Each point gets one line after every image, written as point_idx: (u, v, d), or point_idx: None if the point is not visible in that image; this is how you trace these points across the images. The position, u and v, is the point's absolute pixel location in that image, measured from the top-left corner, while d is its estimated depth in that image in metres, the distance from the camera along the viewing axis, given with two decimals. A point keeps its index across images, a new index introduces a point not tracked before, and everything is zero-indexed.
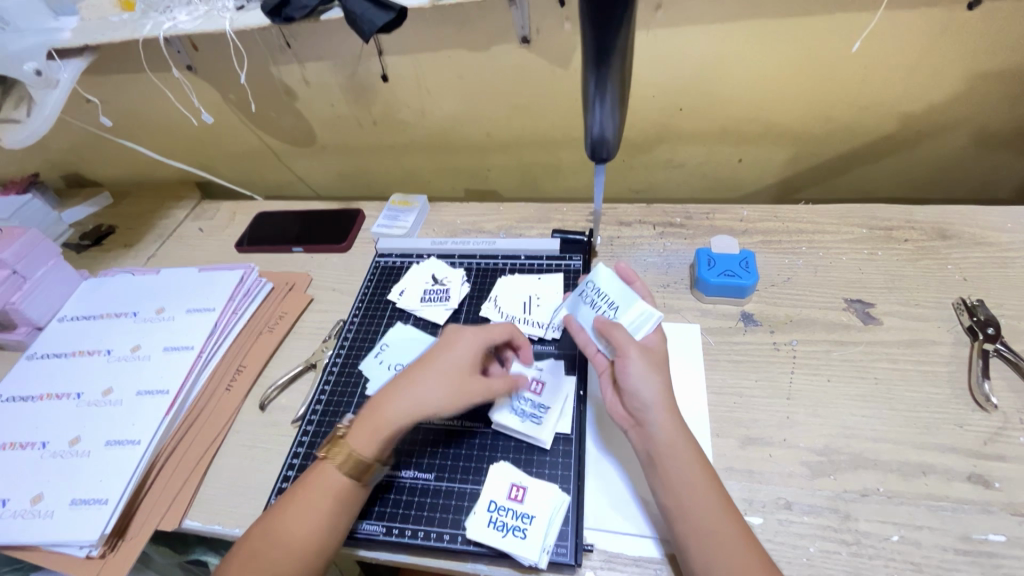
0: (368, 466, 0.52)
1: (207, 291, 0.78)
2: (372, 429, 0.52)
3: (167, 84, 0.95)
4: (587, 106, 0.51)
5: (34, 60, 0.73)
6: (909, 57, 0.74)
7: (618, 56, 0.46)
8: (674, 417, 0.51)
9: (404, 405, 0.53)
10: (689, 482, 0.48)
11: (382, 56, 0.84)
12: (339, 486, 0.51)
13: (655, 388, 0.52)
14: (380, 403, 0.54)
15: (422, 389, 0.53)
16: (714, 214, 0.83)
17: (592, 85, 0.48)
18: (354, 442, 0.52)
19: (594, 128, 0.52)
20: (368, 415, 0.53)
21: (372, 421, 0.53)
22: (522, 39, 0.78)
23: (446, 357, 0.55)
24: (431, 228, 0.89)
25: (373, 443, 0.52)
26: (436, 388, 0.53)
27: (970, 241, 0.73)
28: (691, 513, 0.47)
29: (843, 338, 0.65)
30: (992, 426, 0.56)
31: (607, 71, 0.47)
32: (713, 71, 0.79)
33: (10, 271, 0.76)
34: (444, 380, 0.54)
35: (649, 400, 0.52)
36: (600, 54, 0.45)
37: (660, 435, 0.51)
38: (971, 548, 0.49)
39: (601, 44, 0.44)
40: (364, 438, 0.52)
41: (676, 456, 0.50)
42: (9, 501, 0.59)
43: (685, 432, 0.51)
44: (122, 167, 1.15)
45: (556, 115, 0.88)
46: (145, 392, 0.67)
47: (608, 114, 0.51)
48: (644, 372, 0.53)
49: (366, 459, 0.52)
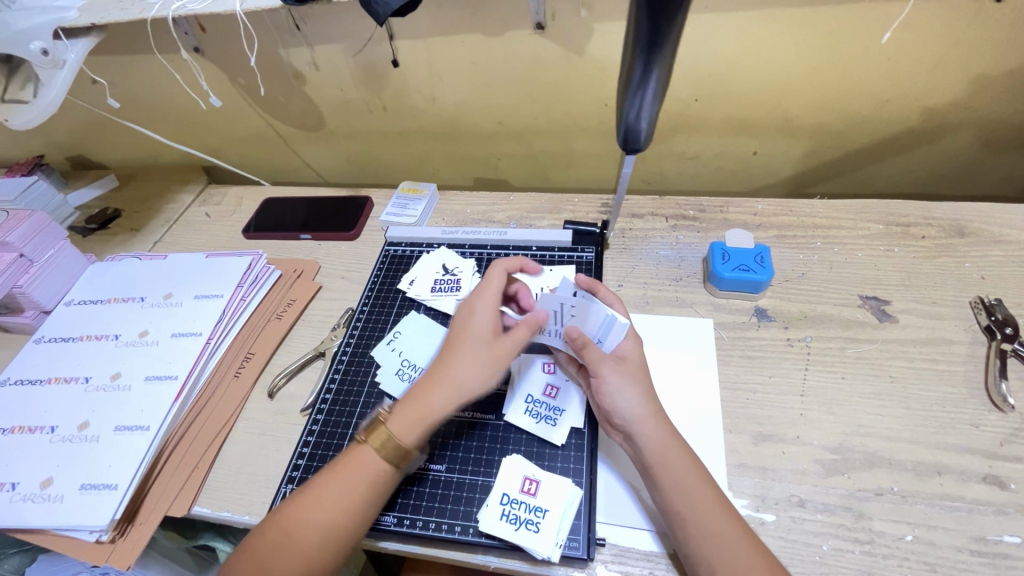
0: (410, 451, 0.52)
1: (215, 277, 0.77)
2: (413, 417, 0.52)
3: (174, 65, 0.93)
4: (627, 92, 0.50)
5: (41, 39, 0.71)
6: (933, 49, 0.72)
7: (670, 38, 0.44)
8: (660, 426, 0.52)
9: (443, 388, 0.53)
10: (685, 486, 0.48)
11: (394, 41, 0.82)
12: (376, 469, 0.51)
13: (634, 400, 0.53)
14: (422, 388, 0.53)
15: (461, 371, 0.54)
16: (728, 207, 0.82)
17: (639, 68, 0.47)
18: (396, 428, 0.52)
19: (631, 115, 0.51)
20: (407, 402, 0.53)
21: (414, 406, 0.52)
22: (537, 25, 0.76)
23: (478, 329, 0.56)
24: (440, 217, 0.88)
25: (414, 427, 0.52)
26: (471, 368, 0.54)
27: (989, 239, 0.72)
28: (688, 518, 0.47)
29: (858, 335, 0.65)
30: (1009, 426, 0.56)
31: (658, 53, 0.45)
32: (730, 61, 0.77)
33: (17, 253, 0.75)
34: (483, 360, 0.54)
35: (629, 411, 0.52)
36: (654, 35, 0.44)
37: (647, 442, 0.51)
38: (985, 550, 0.49)
39: (656, 25, 0.43)
40: (405, 422, 0.52)
41: (668, 462, 0.50)
42: (18, 484, 0.59)
43: (676, 438, 0.51)
44: (127, 149, 1.14)
45: (569, 104, 0.87)
46: (153, 378, 0.66)
47: (649, 101, 0.49)
48: (621, 384, 0.53)
49: (407, 445, 0.51)
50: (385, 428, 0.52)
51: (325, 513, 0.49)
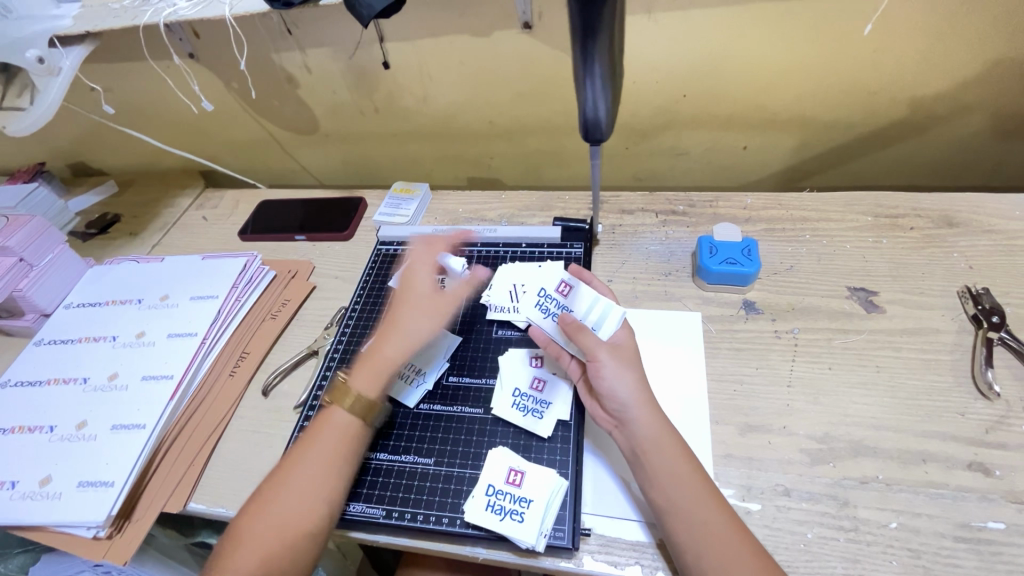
0: (372, 400, 0.57)
1: (211, 279, 0.78)
2: (369, 370, 0.58)
3: (169, 71, 0.95)
4: (578, 85, 0.51)
5: (37, 47, 0.73)
6: (917, 40, 0.72)
7: (603, 29, 0.45)
8: (654, 417, 0.52)
9: (393, 341, 0.60)
10: (678, 477, 0.49)
11: (383, 43, 0.84)
12: (346, 429, 0.55)
13: (630, 387, 0.53)
14: (375, 346, 0.60)
15: (406, 324, 0.61)
16: (718, 202, 0.82)
17: (581, 62, 0.48)
18: (358, 385, 0.57)
19: (587, 106, 0.52)
20: (366, 360, 0.59)
21: (368, 363, 0.59)
22: (524, 24, 0.77)
23: (416, 291, 0.64)
24: (432, 217, 0.89)
25: (375, 378, 0.58)
26: (421, 322, 0.61)
27: (977, 229, 0.72)
28: (679, 505, 0.48)
29: (846, 326, 0.65)
30: (995, 414, 0.56)
31: (593, 45, 0.46)
32: (715, 57, 0.78)
33: (17, 258, 0.77)
34: (425, 313, 0.62)
35: (626, 397, 0.53)
36: (586, 27, 0.44)
37: (642, 432, 0.51)
38: (970, 536, 0.49)
39: (587, 17, 0.44)
40: (366, 375, 0.58)
41: (661, 452, 0.50)
42: (18, 482, 0.60)
43: (669, 430, 0.52)
44: (126, 155, 1.16)
45: (558, 102, 0.87)
46: (149, 377, 0.68)
47: (599, 91, 0.50)
48: (620, 371, 0.53)
49: (370, 398, 0.57)
50: (343, 385, 0.57)
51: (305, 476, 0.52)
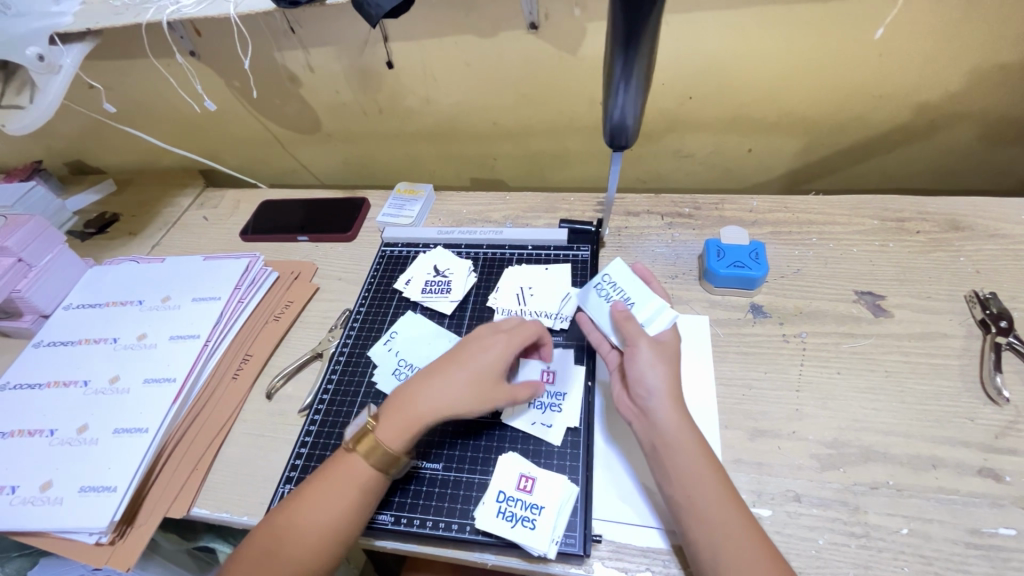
0: (397, 460, 0.52)
1: (213, 280, 0.77)
2: (402, 425, 0.53)
3: (170, 69, 0.94)
4: (609, 91, 0.51)
5: (37, 45, 0.71)
6: (925, 44, 0.72)
7: (647, 36, 0.45)
8: (679, 411, 0.51)
9: (431, 409, 0.53)
10: (698, 476, 0.48)
11: (388, 42, 0.83)
12: (367, 477, 0.52)
13: (661, 380, 0.52)
14: (409, 401, 0.54)
15: (445, 392, 0.53)
16: (724, 205, 0.82)
17: (619, 68, 0.48)
18: (383, 437, 0.52)
19: (616, 112, 0.52)
20: (395, 412, 0.53)
21: (401, 419, 0.53)
22: (531, 25, 0.76)
23: (477, 363, 0.54)
24: (436, 218, 0.88)
25: (402, 436, 0.52)
26: (463, 392, 0.53)
27: (983, 233, 0.72)
28: (698, 503, 0.47)
29: (853, 330, 0.65)
30: (1004, 419, 0.56)
31: (635, 53, 0.46)
32: (723, 60, 0.78)
33: (15, 258, 0.76)
34: (471, 386, 0.53)
35: (656, 388, 0.52)
36: (630, 33, 0.44)
37: (666, 425, 0.50)
38: (981, 542, 0.49)
39: (633, 25, 0.44)
40: (391, 430, 0.53)
41: (681, 448, 0.49)
42: (18, 487, 0.59)
43: (691, 427, 0.51)
44: (124, 153, 1.14)
45: (563, 103, 0.87)
46: (151, 380, 0.67)
47: (630, 98, 0.50)
48: (654, 363, 0.53)
49: (392, 454, 0.52)
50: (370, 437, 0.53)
51: (319, 514, 0.50)
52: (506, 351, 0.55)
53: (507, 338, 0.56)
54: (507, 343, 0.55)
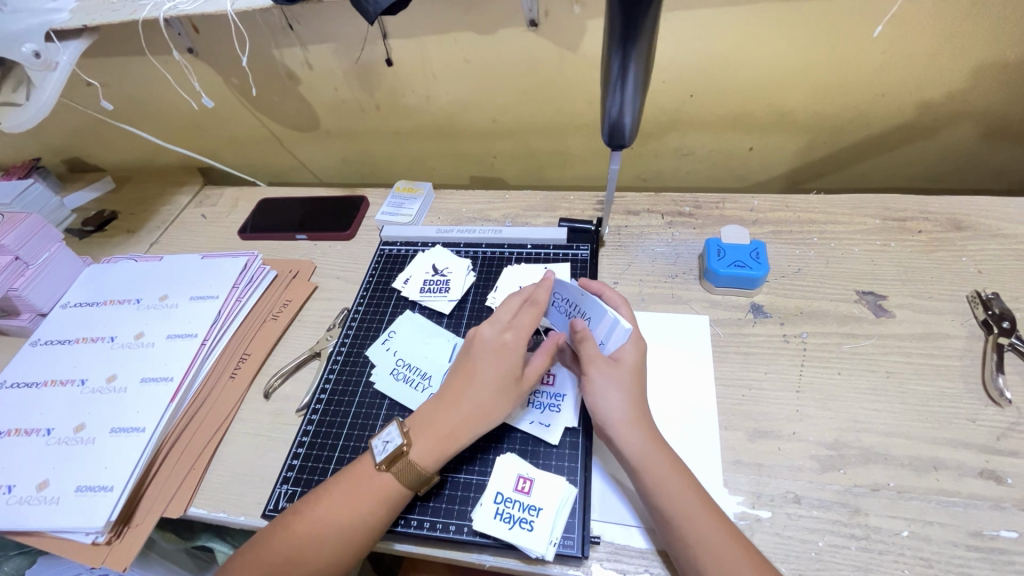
0: (429, 478, 0.52)
1: (211, 278, 0.77)
2: (439, 444, 0.53)
3: (168, 67, 0.93)
4: (608, 89, 0.50)
5: (33, 42, 0.71)
6: (928, 42, 0.72)
7: (645, 35, 0.44)
8: (639, 434, 0.51)
9: (468, 423, 0.53)
10: (668, 497, 0.48)
11: (387, 40, 0.82)
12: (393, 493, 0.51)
13: (618, 406, 0.53)
14: (444, 416, 0.54)
15: (482, 406, 0.54)
16: (724, 204, 0.82)
17: (617, 65, 0.47)
18: (419, 456, 0.52)
19: (613, 111, 0.51)
20: (433, 429, 0.53)
21: (437, 435, 0.53)
22: (530, 22, 0.76)
23: (503, 366, 0.55)
24: (435, 217, 0.88)
25: (439, 456, 0.53)
26: (497, 403, 0.54)
27: (986, 233, 0.71)
28: (671, 521, 0.47)
29: (855, 331, 0.64)
30: (1006, 421, 0.55)
31: (633, 49, 0.45)
32: (724, 57, 0.77)
33: (12, 256, 0.76)
34: (506, 395, 0.54)
35: (611, 416, 0.52)
36: (628, 31, 0.43)
37: (628, 452, 0.51)
38: (982, 544, 0.48)
39: (630, 21, 0.43)
40: (427, 450, 0.52)
41: (648, 470, 0.50)
42: (15, 487, 0.59)
43: (659, 446, 0.51)
44: (122, 151, 1.14)
45: (563, 101, 0.86)
46: (149, 379, 0.66)
47: (629, 96, 0.49)
48: (608, 390, 0.53)
49: (427, 473, 0.52)
50: (406, 456, 0.52)
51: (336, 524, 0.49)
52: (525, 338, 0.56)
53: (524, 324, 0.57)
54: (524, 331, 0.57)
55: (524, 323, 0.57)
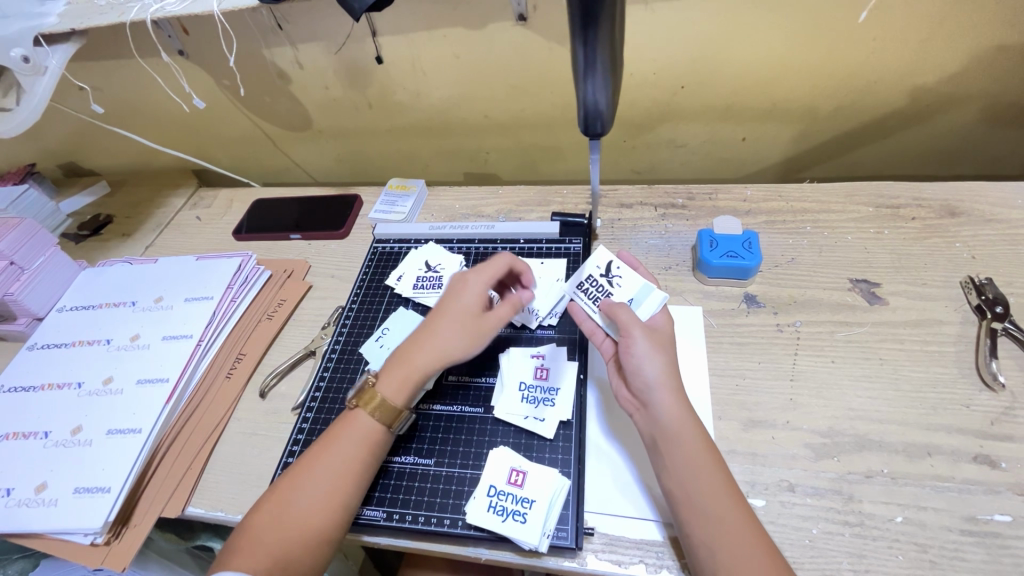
0: (400, 411, 0.54)
1: (205, 280, 0.77)
2: (402, 375, 0.56)
3: (158, 70, 0.93)
4: (578, 76, 0.50)
5: (21, 46, 0.71)
6: (918, 27, 0.71)
7: (605, 20, 0.44)
8: (675, 403, 0.51)
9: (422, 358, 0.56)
10: (694, 467, 0.48)
11: (376, 37, 0.82)
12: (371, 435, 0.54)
13: (658, 370, 0.52)
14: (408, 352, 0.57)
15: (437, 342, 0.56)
16: (717, 194, 0.81)
17: (581, 54, 0.47)
18: (384, 390, 0.55)
19: (588, 97, 0.51)
20: (396, 365, 0.56)
21: (401, 369, 0.56)
22: (519, 16, 0.76)
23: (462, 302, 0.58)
24: (429, 213, 0.88)
25: (403, 387, 0.55)
26: (455, 335, 0.57)
27: (980, 218, 0.71)
28: (694, 496, 0.47)
29: (848, 319, 0.64)
30: (999, 406, 0.55)
31: (594, 37, 0.45)
32: (713, 46, 0.77)
33: (7, 261, 0.76)
34: (464, 328, 0.57)
35: (653, 380, 0.52)
36: (586, 19, 0.43)
37: (663, 417, 0.50)
38: (976, 529, 0.48)
39: (588, 10, 0.43)
40: (390, 385, 0.55)
41: (678, 440, 0.49)
42: (13, 490, 0.60)
43: (691, 418, 0.51)
44: (117, 155, 1.14)
45: (554, 94, 0.86)
46: (144, 381, 0.67)
47: (601, 82, 0.49)
48: (650, 352, 0.53)
49: (397, 405, 0.55)
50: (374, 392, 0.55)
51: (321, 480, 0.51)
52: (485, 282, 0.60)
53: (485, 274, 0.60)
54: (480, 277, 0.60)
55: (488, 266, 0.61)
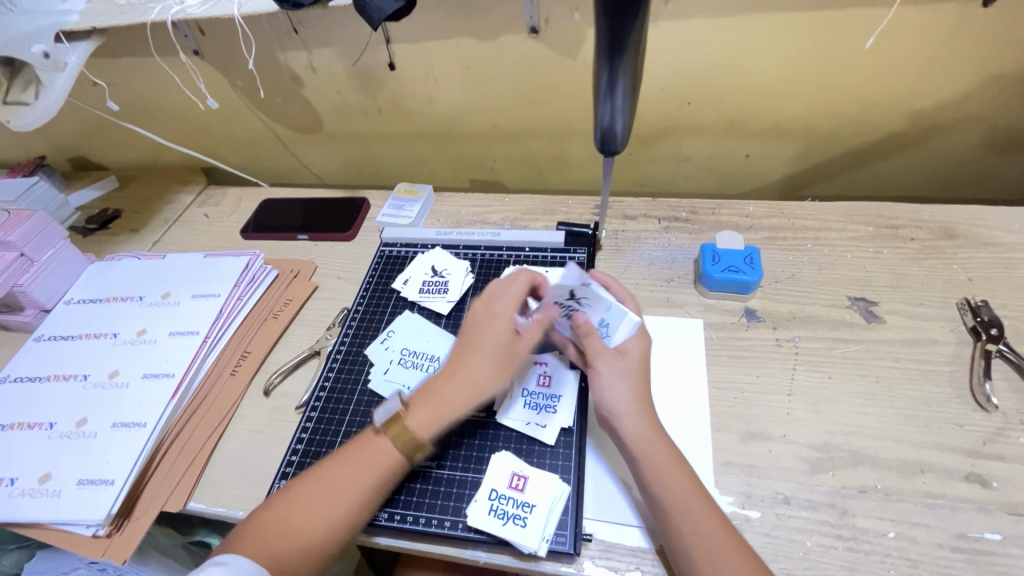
0: (423, 445, 0.54)
1: (213, 277, 0.78)
2: (434, 411, 0.54)
3: (175, 68, 0.95)
4: (598, 99, 0.51)
5: (43, 42, 0.72)
6: (919, 54, 0.73)
7: (630, 47, 0.46)
8: (640, 425, 0.52)
9: (462, 396, 0.55)
10: (664, 484, 0.49)
11: (390, 44, 0.84)
12: (387, 464, 0.53)
13: (624, 395, 0.54)
14: (440, 385, 0.56)
15: (479, 377, 0.55)
16: (720, 209, 0.83)
17: (604, 77, 0.48)
18: (415, 423, 0.54)
19: (604, 118, 0.52)
20: (427, 398, 0.55)
21: (435, 405, 0.55)
22: (531, 29, 0.77)
23: (495, 332, 0.57)
24: (435, 219, 0.89)
25: (434, 423, 0.54)
26: (483, 364, 0.56)
27: (977, 242, 0.72)
28: (668, 511, 0.48)
29: (846, 336, 0.66)
30: (992, 426, 0.56)
31: (620, 62, 0.46)
32: (720, 64, 0.78)
33: (18, 253, 0.77)
34: (491, 358, 0.56)
35: (618, 406, 0.54)
36: (613, 46, 0.45)
37: (629, 440, 0.52)
38: (967, 546, 0.49)
39: (615, 37, 0.44)
40: (420, 419, 0.54)
41: (649, 459, 0.51)
42: (17, 479, 0.60)
43: (662, 436, 0.52)
44: (127, 151, 1.15)
45: (562, 106, 0.88)
46: (150, 375, 0.67)
47: (619, 105, 0.50)
48: (615, 379, 0.55)
49: (420, 438, 0.54)
50: (403, 421, 0.54)
51: (329, 500, 0.50)
52: (516, 309, 0.58)
53: (512, 292, 0.59)
54: (512, 304, 0.58)
55: (515, 291, 0.59)
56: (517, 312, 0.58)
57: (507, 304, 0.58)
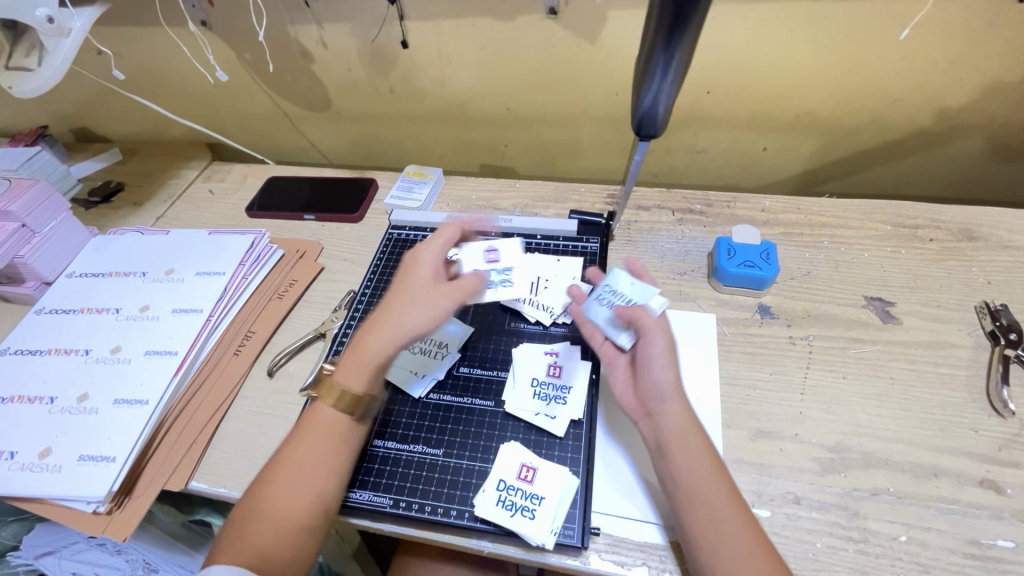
0: (361, 398, 0.54)
1: (217, 254, 0.77)
2: (357, 359, 0.54)
3: (183, 38, 0.92)
4: (645, 78, 0.49)
5: (47, 6, 0.70)
6: (950, 49, 0.71)
7: (694, 23, 0.44)
8: (682, 410, 0.51)
9: (382, 342, 0.54)
10: (701, 474, 0.48)
11: (404, 21, 0.81)
12: (336, 426, 0.53)
13: (670, 378, 0.52)
14: (363, 336, 0.55)
15: (397, 320, 0.55)
16: (736, 203, 0.81)
17: (659, 55, 0.46)
18: (343, 378, 0.54)
19: (648, 100, 0.51)
20: (353, 350, 0.55)
21: (356, 353, 0.55)
22: (550, 10, 0.75)
23: (416, 276, 0.58)
24: (445, 203, 0.88)
25: (360, 370, 0.54)
26: (415, 310, 0.55)
27: (998, 244, 0.71)
28: (698, 502, 0.47)
29: (862, 336, 0.64)
30: (1008, 432, 0.55)
31: (680, 39, 0.45)
32: (744, 53, 0.76)
33: (19, 223, 0.75)
34: (420, 301, 0.56)
35: (665, 390, 0.52)
36: (677, 21, 0.43)
37: (671, 425, 0.51)
38: (979, 553, 0.49)
39: (681, 11, 0.43)
40: (352, 369, 0.54)
41: (687, 447, 0.49)
42: (17, 453, 0.59)
43: (698, 426, 0.51)
44: (131, 123, 1.13)
45: (578, 91, 0.85)
46: (153, 352, 0.66)
47: (669, 85, 0.49)
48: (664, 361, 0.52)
49: (356, 390, 0.53)
50: (330, 378, 0.54)
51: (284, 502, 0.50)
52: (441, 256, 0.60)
53: (435, 247, 0.60)
54: (436, 253, 0.60)
55: (440, 240, 0.61)
56: (440, 257, 0.60)
57: (430, 255, 0.59)
